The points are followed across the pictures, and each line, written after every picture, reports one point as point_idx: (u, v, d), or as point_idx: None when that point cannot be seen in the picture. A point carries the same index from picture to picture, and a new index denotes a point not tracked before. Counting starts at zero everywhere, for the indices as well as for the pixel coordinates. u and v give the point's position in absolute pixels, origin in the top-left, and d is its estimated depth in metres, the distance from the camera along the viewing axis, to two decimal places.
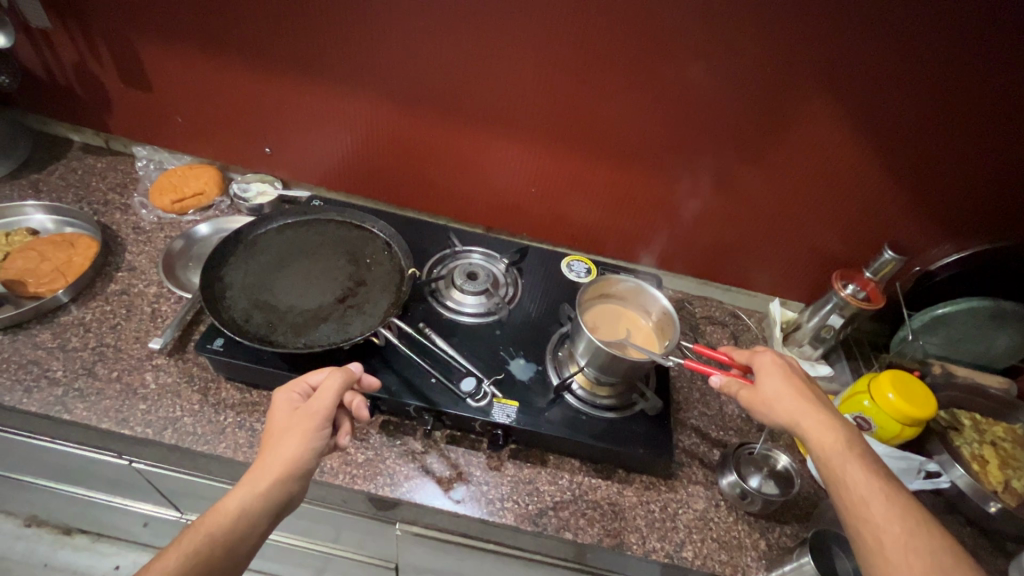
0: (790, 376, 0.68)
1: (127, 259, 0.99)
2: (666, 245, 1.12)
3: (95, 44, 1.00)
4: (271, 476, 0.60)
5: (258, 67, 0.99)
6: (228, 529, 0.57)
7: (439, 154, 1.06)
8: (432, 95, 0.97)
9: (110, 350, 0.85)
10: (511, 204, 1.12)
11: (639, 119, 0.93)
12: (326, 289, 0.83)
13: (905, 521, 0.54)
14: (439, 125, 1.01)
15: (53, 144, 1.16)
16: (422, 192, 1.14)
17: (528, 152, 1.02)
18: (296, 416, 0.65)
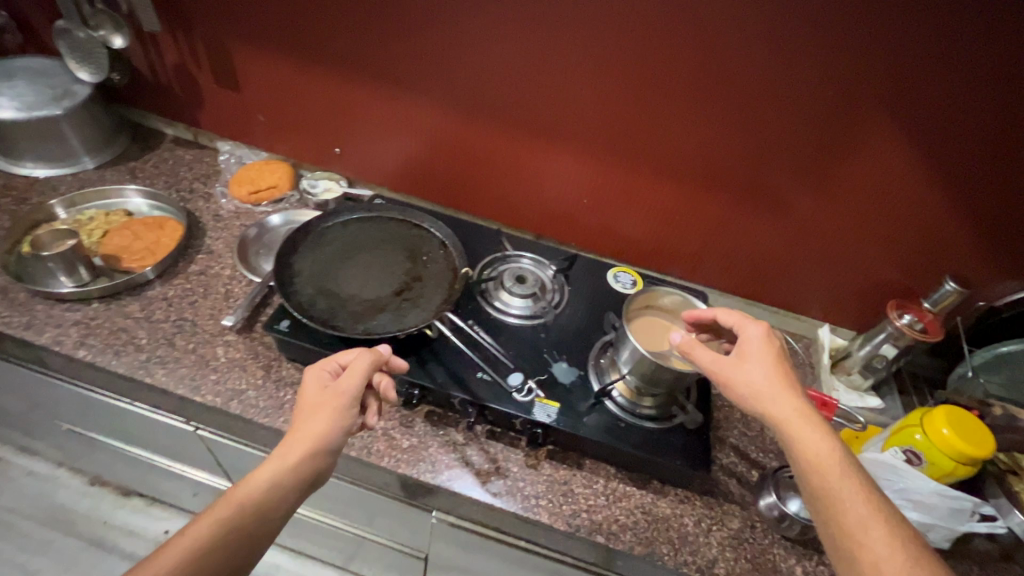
0: (775, 360, 0.68)
1: (206, 243, 1.07)
2: (712, 262, 1.12)
3: (195, 47, 1.10)
4: (299, 452, 0.63)
5: (338, 74, 1.07)
6: (258, 501, 0.60)
7: (496, 160, 1.11)
8: (494, 104, 1.02)
9: (188, 324, 0.93)
10: (560, 212, 1.15)
11: (689, 133, 0.95)
12: (384, 282, 0.88)
13: (907, 552, 0.54)
14: (496, 133, 1.06)
15: (148, 136, 1.28)
16: (477, 197, 1.19)
17: (580, 161, 1.05)
18: (324, 393, 0.68)
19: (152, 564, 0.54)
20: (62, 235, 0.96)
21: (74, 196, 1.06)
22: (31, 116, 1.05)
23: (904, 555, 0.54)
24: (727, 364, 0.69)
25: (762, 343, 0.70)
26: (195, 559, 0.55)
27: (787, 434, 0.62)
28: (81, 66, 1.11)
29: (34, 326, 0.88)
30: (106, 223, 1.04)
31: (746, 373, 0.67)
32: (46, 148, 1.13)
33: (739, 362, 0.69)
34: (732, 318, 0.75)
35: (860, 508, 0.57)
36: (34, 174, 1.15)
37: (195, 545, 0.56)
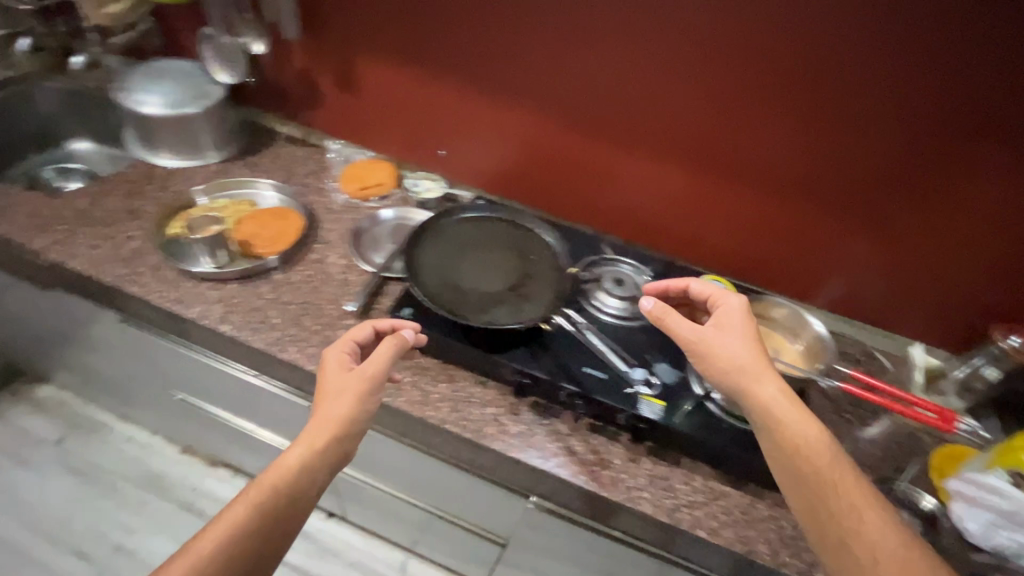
0: (749, 331, 0.78)
1: (322, 233, 1.16)
2: (793, 270, 1.13)
3: (320, 53, 1.20)
4: (325, 434, 0.73)
5: (449, 77, 1.16)
6: (292, 480, 0.71)
7: (584, 163, 1.16)
8: (586, 108, 1.09)
9: (313, 307, 1.01)
10: (640, 216, 1.19)
11: (772, 137, 0.99)
12: (499, 277, 0.94)
13: (887, 535, 0.64)
14: (585, 139, 1.13)
15: (262, 132, 1.38)
16: (561, 199, 1.23)
17: (664, 165, 1.10)
18: (346, 377, 0.77)
19: (201, 539, 0.65)
20: (211, 221, 1.11)
21: (217, 184, 1.18)
22: (178, 112, 1.19)
23: (885, 535, 0.64)
24: (708, 334, 0.77)
25: (738, 314, 0.79)
26: (235, 535, 0.66)
27: (763, 404, 0.71)
28: (223, 69, 1.22)
29: (183, 301, 0.98)
30: (241, 211, 1.14)
31: (726, 343, 0.75)
32: (181, 142, 1.25)
33: (723, 331, 0.77)
34: (708, 291, 0.84)
35: (832, 463, 0.68)
36: (164, 165, 1.27)
37: (236, 522, 0.67)
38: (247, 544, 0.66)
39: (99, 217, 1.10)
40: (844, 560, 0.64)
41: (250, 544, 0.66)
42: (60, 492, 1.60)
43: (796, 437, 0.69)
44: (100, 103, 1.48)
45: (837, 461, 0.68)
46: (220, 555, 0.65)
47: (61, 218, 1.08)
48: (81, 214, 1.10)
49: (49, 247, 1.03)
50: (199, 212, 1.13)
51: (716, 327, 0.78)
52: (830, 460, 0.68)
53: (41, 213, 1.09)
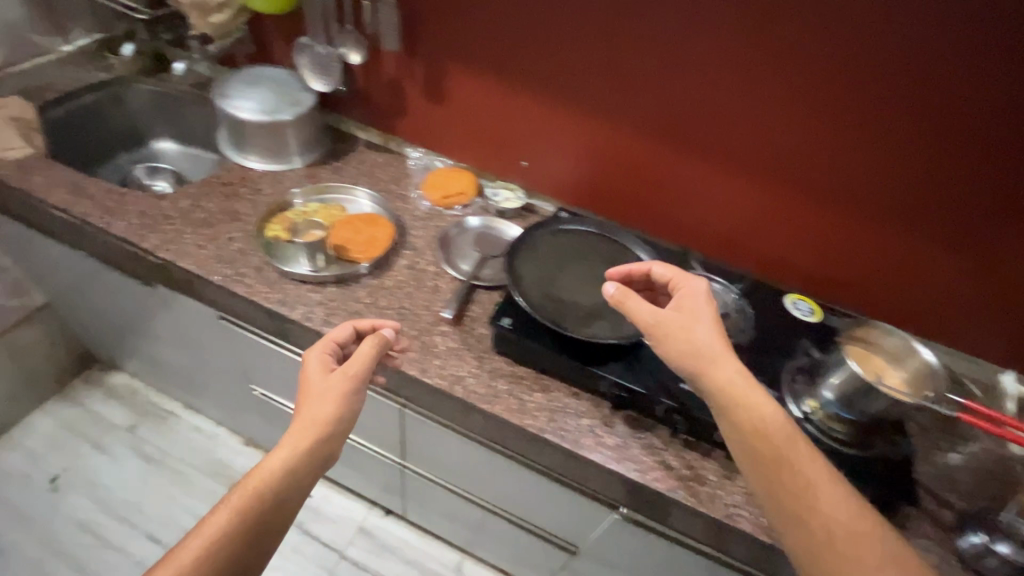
0: (705, 312, 0.81)
1: (410, 240, 1.19)
2: (869, 288, 1.12)
3: (413, 65, 1.23)
4: (312, 433, 0.79)
5: (532, 87, 1.17)
6: (282, 477, 0.76)
7: (658, 174, 1.17)
8: (669, 124, 1.10)
9: (409, 312, 1.04)
10: (711, 230, 1.19)
11: (855, 153, 0.99)
12: (596, 292, 0.96)
13: (844, 508, 0.69)
14: (665, 154, 1.14)
15: (344, 138, 1.41)
16: (634, 210, 1.24)
17: (740, 180, 1.10)
18: (330, 379, 0.84)
19: (190, 542, 0.70)
20: (314, 224, 1.15)
21: (315, 188, 1.22)
22: (274, 119, 1.23)
23: (843, 509, 0.69)
24: (668, 318, 0.79)
25: (700, 298, 0.82)
26: (224, 538, 0.70)
27: (721, 384, 0.75)
28: (318, 78, 1.26)
29: (288, 303, 1.01)
30: (337, 216, 1.18)
31: (686, 326, 0.78)
32: (271, 146, 1.28)
33: (684, 316, 0.80)
34: (668, 274, 0.87)
35: (786, 436, 0.72)
36: (252, 168, 1.30)
37: (227, 521, 0.71)
38: (236, 544, 0.71)
39: (203, 218, 1.14)
40: (799, 528, 0.68)
41: (243, 542, 0.71)
42: (133, 477, 1.66)
43: (752, 414, 0.73)
44: (188, 105, 1.53)
45: (790, 434, 0.73)
46: (215, 554, 0.69)
47: (169, 218, 1.13)
48: (186, 214, 1.15)
49: (161, 245, 1.08)
50: (297, 215, 1.17)
51: (678, 312, 0.81)
52: (785, 433, 0.73)
53: (151, 211, 1.13)
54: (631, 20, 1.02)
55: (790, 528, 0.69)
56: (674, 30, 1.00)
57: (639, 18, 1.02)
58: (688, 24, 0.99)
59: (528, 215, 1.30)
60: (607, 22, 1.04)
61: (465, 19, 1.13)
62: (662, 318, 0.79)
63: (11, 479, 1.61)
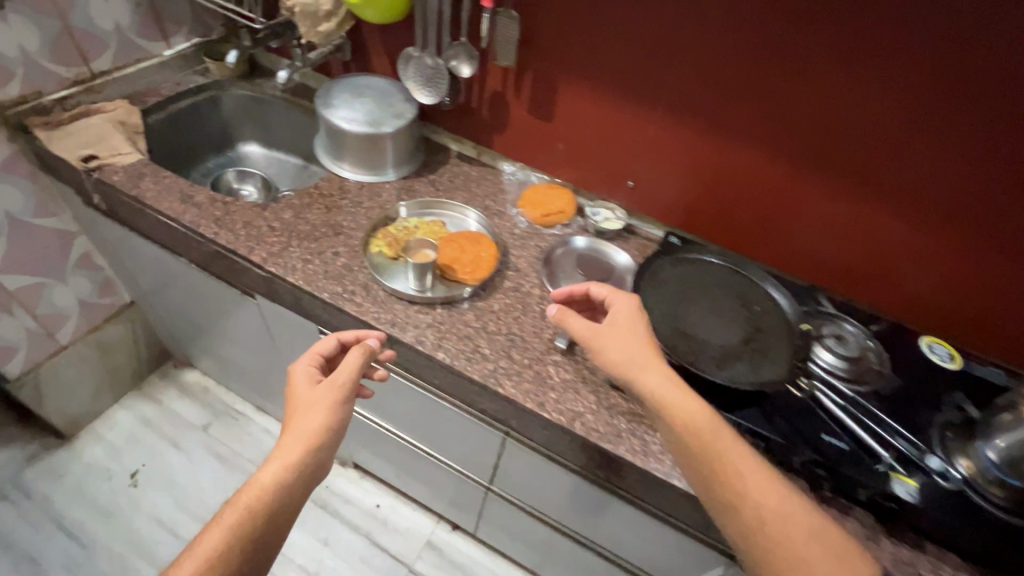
0: (636, 326, 0.83)
1: (512, 261, 1.15)
2: (1000, 325, 1.05)
3: (522, 80, 1.18)
4: (303, 444, 0.81)
5: (639, 102, 1.12)
6: (277, 490, 0.77)
7: (770, 196, 1.12)
8: (798, 145, 1.04)
9: (519, 339, 1.00)
10: (824, 255, 1.13)
11: (1003, 184, 0.91)
12: (729, 328, 0.90)
13: (778, 507, 0.67)
14: (780, 176, 1.09)
15: (437, 150, 1.38)
16: (740, 232, 1.19)
17: (862, 205, 1.04)
18: (317, 390, 0.86)
19: (182, 565, 0.68)
20: (431, 245, 1.10)
21: (421, 203, 1.20)
22: (376, 130, 1.19)
23: (781, 509, 0.67)
24: (601, 333, 0.83)
25: (633, 310, 0.85)
26: (217, 556, 0.70)
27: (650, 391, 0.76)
28: (424, 90, 1.23)
29: (398, 325, 0.99)
30: (443, 233, 1.15)
31: (614, 337, 0.82)
32: (366, 156, 1.25)
33: (612, 330, 0.83)
34: (604, 292, 0.90)
35: (713, 434, 0.72)
36: (346, 178, 1.28)
37: (221, 538, 0.71)
38: (229, 560, 0.70)
39: (307, 231, 1.12)
40: (734, 518, 0.68)
41: (235, 559, 0.71)
42: (206, 476, 1.68)
43: (677, 417, 0.74)
44: (279, 111, 1.53)
45: (715, 425, 0.74)
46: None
47: (274, 230, 1.11)
48: (290, 226, 1.13)
49: (268, 258, 1.06)
50: (403, 231, 1.15)
51: (607, 326, 0.84)
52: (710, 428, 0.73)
53: (256, 222, 1.12)
54: (773, 35, 0.95)
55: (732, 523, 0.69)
56: (822, 47, 0.92)
57: (783, 33, 0.94)
58: (841, 41, 0.91)
59: (629, 237, 1.25)
60: (745, 36, 0.97)
61: (583, 30, 1.08)
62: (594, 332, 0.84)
63: (93, 472, 1.65)
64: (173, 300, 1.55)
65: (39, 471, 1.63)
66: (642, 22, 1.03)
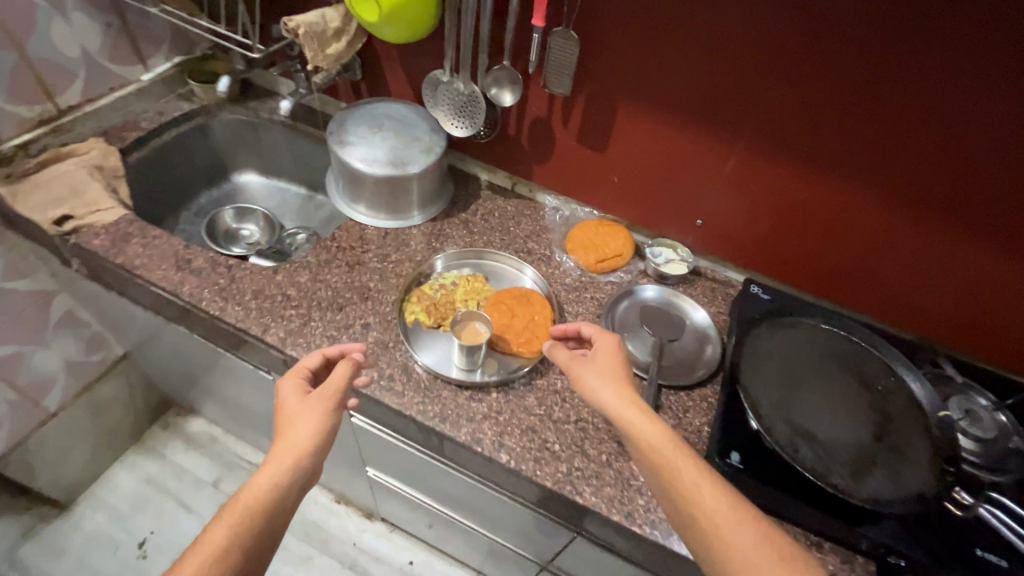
0: (618, 369, 0.76)
1: (569, 321, 0.99)
2: None
3: (572, 107, 1.00)
4: (298, 450, 0.69)
5: (704, 128, 0.94)
6: (265, 507, 0.65)
7: (864, 236, 0.94)
8: (915, 185, 0.85)
9: (592, 427, 0.85)
10: (927, 302, 0.96)
11: None
12: (854, 420, 0.74)
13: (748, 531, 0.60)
14: (877, 214, 0.91)
15: (465, 181, 1.20)
16: (822, 274, 1.03)
17: (980, 249, 0.86)
18: (308, 399, 0.74)
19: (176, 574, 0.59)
20: (484, 316, 0.90)
21: (474, 253, 1.06)
22: (402, 170, 1.01)
23: (753, 535, 0.60)
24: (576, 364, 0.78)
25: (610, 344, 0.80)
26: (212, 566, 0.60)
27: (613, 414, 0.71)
28: (456, 123, 1.04)
29: (450, 420, 0.83)
30: (489, 295, 0.99)
31: (584, 366, 0.77)
32: (386, 200, 1.07)
33: (591, 373, 0.76)
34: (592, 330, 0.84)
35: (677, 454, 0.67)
36: (363, 223, 1.10)
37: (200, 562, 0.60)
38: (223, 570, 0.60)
39: (329, 297, 0.96)
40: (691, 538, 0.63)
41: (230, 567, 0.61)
42: None
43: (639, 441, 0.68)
44: (278, 138, 1.33)
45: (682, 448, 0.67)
46: None
47: (290, 299, 0.94)
48: (308, 292, 0.96)
49: (287, 337, 0.90)
50: (441, 291, 0.99)
51: (585, 364, 0.77)
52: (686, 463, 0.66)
53: (267, 289, 0.95)
54: (903, 56, 0.76)
55: (719, 573, 0.60)
56: (962, 71, 0.74)
57: (918, 54, 0.75)
58: (989, 63, 0.72)
59: (696, 280, 1.09)
60: (865, 57, 0.78)
61: (654, 48, 0.88)
62: (572, 366, 0.78)
63: (97, 542, 1.50)
64: (171, 357, 1.38)
65: (38, 545, 1.49)
66: (731, 38, 0.84)
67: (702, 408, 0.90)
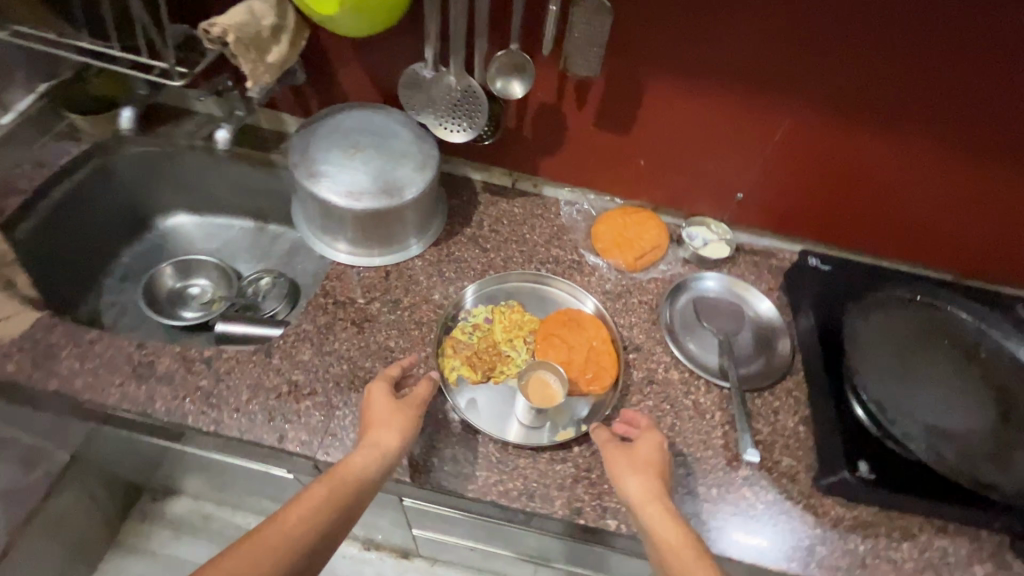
0: (654, 467, 0.66)
1: (625, 336, 0.87)
2: None
3: (589, 85, 0.84)
4: (396, 433, 0.67)
5: (742, 87, 0.81)
6: (356, 490, 0.61)
7: (920, 185, 0.86)
8: (984, 126, 0.78)
9: (691, 460, 0.76)
10: (982, 242, 0.91)
11: None
12: (976, 401, 0.70)
13: None
14: (935, 159, 0.83)
15: (458, 187, 1.00)
16: (872, 231, 0.94)
17: None
18: (401, 408, 0.69)
19: (269, 529, 0.55)
20: (555, 366, 0.77)
21: (533, 276, 0.91)
22: (398, 200, 0.81)
23: None
24: (610, 451, 0.68)
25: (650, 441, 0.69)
26: (312, 525, 0.57)
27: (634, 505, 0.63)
28: (453, 126, 0.85)
29: (539, 494, 0.71)
30: (534, 328, 0.85)
31: (614, 458, 0.67)
32: (372, 233, 0.86)
33: (623, 463, 0.66)
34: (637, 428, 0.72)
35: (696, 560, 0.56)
36: (343, 259, 0.89)
37: (299, 521, 0.57)
38: (319, 533, 0.57)
39: (346, 372, 0.78)
40: None
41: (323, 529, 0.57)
42: None
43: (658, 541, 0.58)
44: (203, 169, 1.05)
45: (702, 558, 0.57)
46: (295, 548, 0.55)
47: (299, 384, 0.76)
48: (317, 372, 0.78)
49: (312, 438, 0.72)
50: (476, 334, 0.84)
51: (620, 451, 0.68)
52: None
53: (268, 380, 0.76)
54: None
55: None
56: None
57: None
58: None
59: (737, 255, 0.98)
60: None
61: None
62: (607, 449, 0.69)
63: None
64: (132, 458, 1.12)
65: None
66: None
67: (790, 405, 0.82)
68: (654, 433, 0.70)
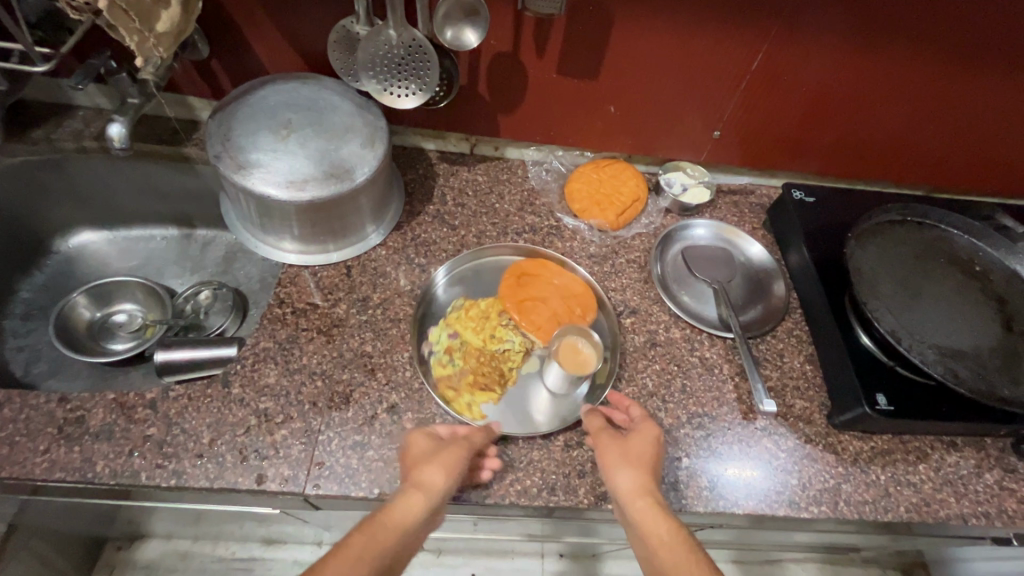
0: (647, 461, 0.60)
1: (618, 301, 0.81)
2: None
3: (548, 27, 0.74)
4: (443, 473, 0.57)
5: (716, 18, 0.72)
6: (396, 542, 0.52)
7: (897, 104, 0.82)
8: (969, 39, 0.72)
9: (708, 420, 0.72)
10: (950, 154, 0.90)
11: None
12: (977, 317, 0.70)
13: None
14: (915, 77, 0.78)
15: (412, 161, 0.90)
16: (844, 156, 0.92)
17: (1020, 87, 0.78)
18: (448, 447, 0.60)
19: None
20: (583, 330, 0.73)
21: (522, 248, 0.83)
22: (348, 185, 0.69)
23: None
24: (602, 439, 0.63)
25: (647, 434, 0.63)
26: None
27: (620, 495, 0.58)
28: (400, 90, 0.72)
29: (560, 487, 0.65)
30: (502, 309, 0.77)
31: (603, 447, 0.62)
32: (323, 227, 0.74)
33: (613, 453, 0.61)
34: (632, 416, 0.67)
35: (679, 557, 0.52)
36: (292, 258, 0.78)
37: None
38: None
39: (321, 390, 0.68)
40: None
41: None
42: None
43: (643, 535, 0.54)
44: (100, 175, 0.88)
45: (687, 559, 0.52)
46: None
47: (269, 413, 0.66)
48: (287, 395, 0.67)
49: (297, 472, 0.63)
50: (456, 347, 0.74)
51: (611, 439, 0.62)
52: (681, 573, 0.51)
53: (230, 414, 0.65)
54: None
55: None
56: None
57: None
58: None
59: (717, 198, 0.94)
60: None
61: None
62: (599, 438, 0.63)
63: None
64: (80, 518, 0.96)
65: None
66: None
67: (793, 346, 0.80)
68: (651, 425, 0.64)
